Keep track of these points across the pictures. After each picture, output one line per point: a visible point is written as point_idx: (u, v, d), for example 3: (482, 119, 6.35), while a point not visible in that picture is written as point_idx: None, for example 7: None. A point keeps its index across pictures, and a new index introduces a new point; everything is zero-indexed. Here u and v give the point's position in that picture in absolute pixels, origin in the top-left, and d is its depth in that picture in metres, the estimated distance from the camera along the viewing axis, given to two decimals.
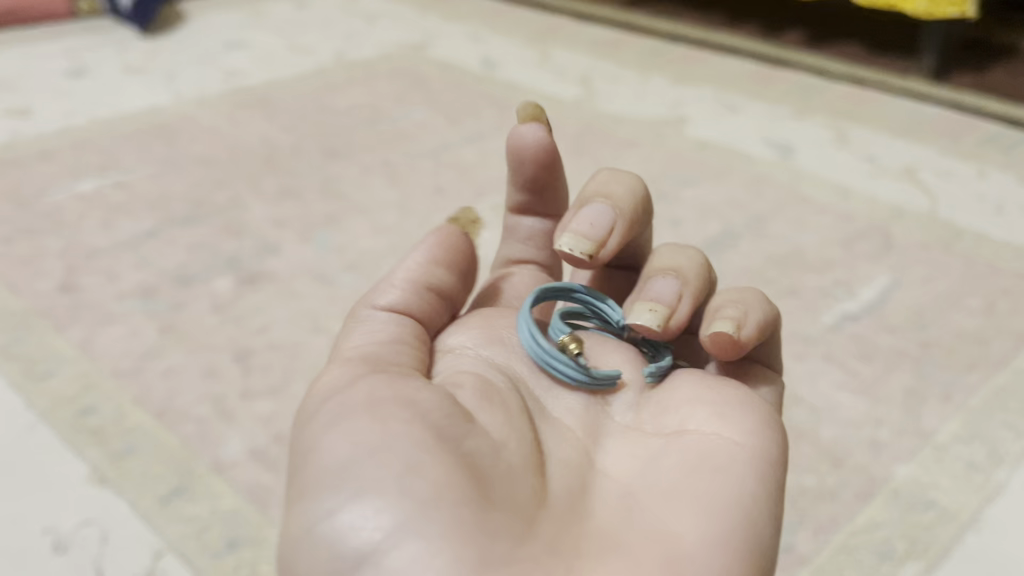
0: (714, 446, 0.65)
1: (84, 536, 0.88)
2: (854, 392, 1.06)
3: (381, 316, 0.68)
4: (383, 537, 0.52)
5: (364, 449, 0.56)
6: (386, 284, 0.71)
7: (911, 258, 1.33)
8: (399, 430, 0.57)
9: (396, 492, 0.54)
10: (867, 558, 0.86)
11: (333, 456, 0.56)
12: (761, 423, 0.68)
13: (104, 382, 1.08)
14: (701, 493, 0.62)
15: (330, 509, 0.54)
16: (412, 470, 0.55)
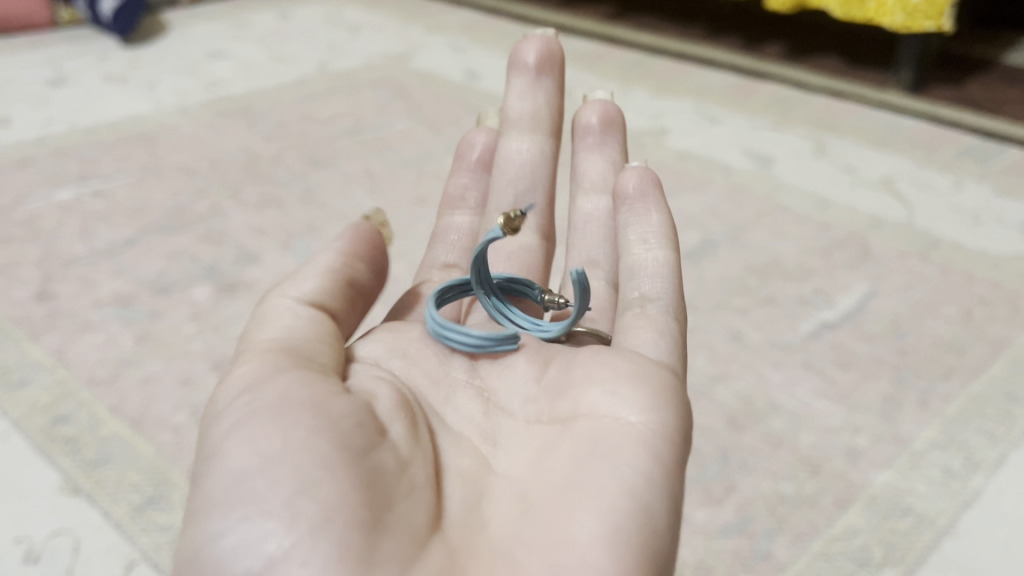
0: (606, 429, 0.62)
1: (57, 546, 0.87)
2: (831, 399, 1.07)
3: (302, 305, 0.70)
4: (267, 563, 0.54)
5: (261, 464, 0.57)
6: (304, 272, 0.73)
7: (889, 266, 1.34)
8: (298, 441, 0.58)
9: (287, 513, 0.55)
10: (845, 565, 0.86)
11: (230, 468, 0.57)
12: (654, 393, 0.64)
13: (79, 390, 1.06)
14: (585, 483, 0.59)
15: (216, 528, 0.56)
16: (306, 489, 0.56)
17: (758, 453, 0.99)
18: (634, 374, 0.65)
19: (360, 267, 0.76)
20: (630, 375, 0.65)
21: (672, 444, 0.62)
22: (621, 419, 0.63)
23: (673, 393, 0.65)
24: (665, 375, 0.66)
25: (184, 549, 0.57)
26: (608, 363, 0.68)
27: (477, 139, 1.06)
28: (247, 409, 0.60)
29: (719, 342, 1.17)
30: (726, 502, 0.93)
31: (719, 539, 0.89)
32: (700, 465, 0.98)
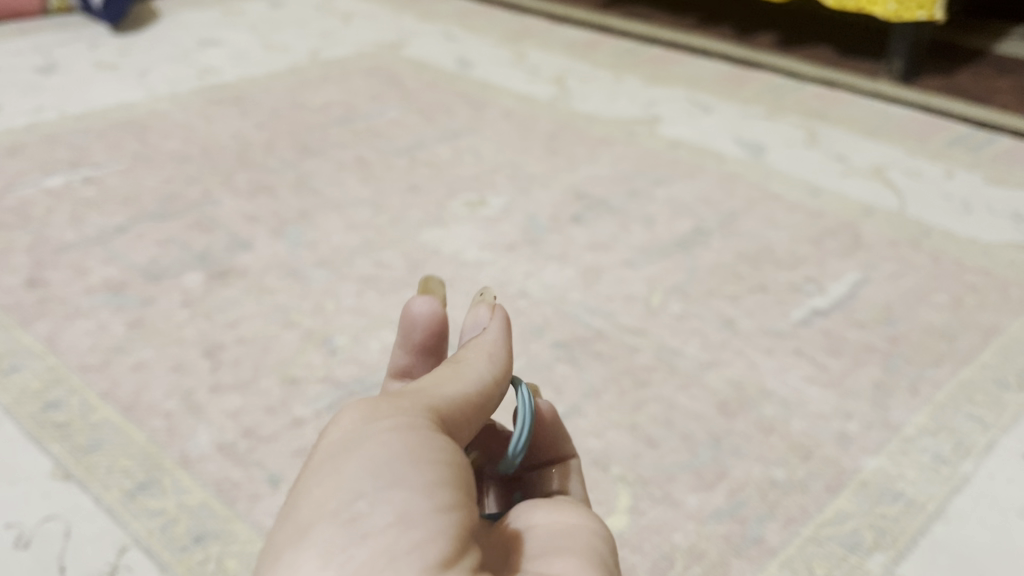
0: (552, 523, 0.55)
1: (48, 531, 0.86)
2: (822, 386, 1.07)
3: (482, 377, 0.58)
4: (395, 528, 0.44)
5: (412, 450, 0.47)
6: (491, 351, 0.61)
7: (880, 255, 1.34)
8: (451, 456, 0.49)
9: (425, 493, 0.45)
10: (837, 549, 0.86)
11: (382, 447, 0.47)
12: (580, 504, 0.58)
13: (71, 376, 1.06)
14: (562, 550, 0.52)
15: (349, 489, 0.45)
16: (444, 486, 0.46)
17: (750, 440, 0.99)
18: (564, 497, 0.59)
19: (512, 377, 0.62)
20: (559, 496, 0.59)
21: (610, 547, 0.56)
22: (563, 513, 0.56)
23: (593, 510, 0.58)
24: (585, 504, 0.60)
25: (307, 512, 0.45)
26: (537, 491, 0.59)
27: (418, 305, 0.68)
28: (399, 415, 0.50)
29: (711, 330, 1.17)
30: (717, 487, 0.93)
31: (711, 524, 0.89)
32: (692, 451, 0.98)
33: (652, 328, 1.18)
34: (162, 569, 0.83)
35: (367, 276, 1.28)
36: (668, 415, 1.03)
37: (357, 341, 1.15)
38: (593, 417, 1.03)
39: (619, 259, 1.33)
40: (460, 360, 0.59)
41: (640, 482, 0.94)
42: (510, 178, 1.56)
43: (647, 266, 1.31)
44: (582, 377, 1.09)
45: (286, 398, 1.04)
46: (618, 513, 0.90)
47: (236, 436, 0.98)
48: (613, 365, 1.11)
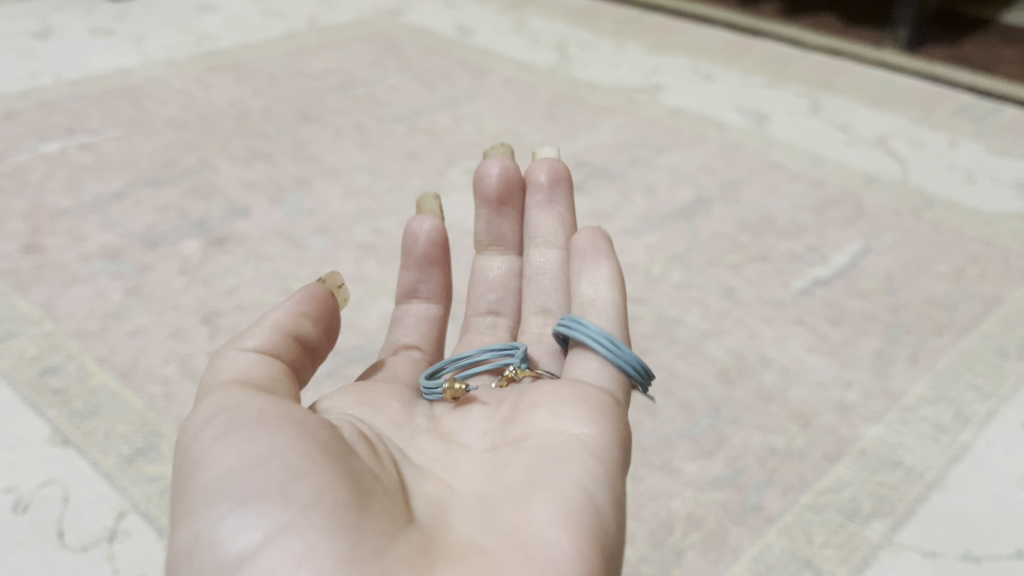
0: (551, 438, 0.59)
1: (46, 495, 0.86)
2: (823, 355, 1.07)
3: (256, 359, 0.62)
4: (263, 541, 0.49)
5: (252, 456, 0.52)
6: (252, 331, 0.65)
7: (882, 225, 1.33)
8: (287, 440, 0.53)
9: (280, 494, 0.50)
10: (835, 517, 0.86)
11: (226, 462, 0.52)
12: (593, 409, 0.62)
13: (68, 342, 1.06)
14: (540, 473, 0.56)
15: (215, 515, 0.50)
16: (298, 477, 0.51)
17: (749, 407, 0.99)
18: (580, 394, 0.63)
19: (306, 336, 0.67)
20: (572, 396, 0.63)
21: (612, 451, 0.59)
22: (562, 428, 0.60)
23: (604, 410, 0.62)
24: (602, 398, 0.64)
25: (181, 552, 0.51)
26: (557, 392, 0.64)
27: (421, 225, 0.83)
28: (227, 422, 0.54)
29: (712, 298, 1.17)
30: (716, 454, 0.93)
31: (710, 491, 0.89)
32: (691, 419, 0.98)
33: (652, 296, 1.17)
34: (160, 534, 0.83)
35: (366, 244, 1.27)
36: (667, 383, 1.03)
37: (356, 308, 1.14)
38: None
39: (619, 228, 1.32)
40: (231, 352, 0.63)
41: (639, 450, 0.94)
42: (510, 146, 1.55)
43: (647, 235, 1.30)
44: None
45: None
46: None
47: None
48: None
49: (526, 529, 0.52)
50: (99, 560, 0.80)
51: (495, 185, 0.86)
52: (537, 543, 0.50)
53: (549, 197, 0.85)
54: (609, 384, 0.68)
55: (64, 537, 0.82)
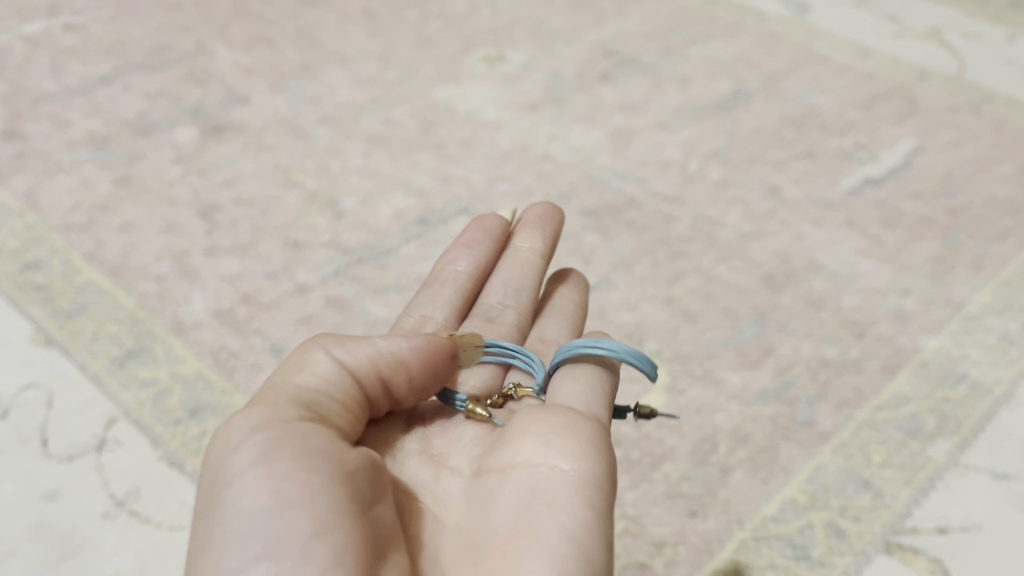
0: (538, 487, 0.47)
1: (28, 400, 0.78)
2: (876, 260, 0.98)
3: (336, 372, 0.53)
4: None
5: (278, 498, 0.42)
6: (347, 339, 0.55)
7: (938, 121, 1.22)
8: (320, 485, 0.43)
9: (301, 553, 0.41)
10: (895, 434, 0.79)
11: (255, 500, 0.42)
12: (581, 439, 0.48)
13: (52, 236, 0.97)
14: (529, 542, 0.44)
15: (231, 561, 0.41)
16: (322, 530, 0.42)
17: (798, 315, 0.91)
18: (566, 421, 0.49)
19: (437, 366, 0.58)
20: (560, 423, 0.49)
21: (608, 503, 0.46)
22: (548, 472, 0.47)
23: (596, 437, 0.49)
24: (594, 424, 0.50)
25: None
26: (544, 414, 0.50)
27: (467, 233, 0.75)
28: (264, 446, 0.45)
29: (754, 198, 1.07)
30: (763, 365, 0.85)
31: (757, 405, 0.81)
32: (735, 326, 0.89)
33: (689, 195, 1.07)
34: (154, 444, 0.75)
35: (375, 136, 1.17)
36: (707, 288, 0.94)
37: (366, 204, 1.05)
38: (625, 289, 0.94)
39: (651, 122, 1.21)
40: (315, 351, 0.54)
41: (678, 359, 0.86)
42: (531, 33, 1.42)
43: (682, 130, 1.19)
44: (612, 248, 0.99)
45: (288, 263, 0.95)
46: (654, 392, 0.82)
47: (234, 303, 0.89)
48: (647, 235, 1.01)
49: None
50: (87, 471, 0.72)
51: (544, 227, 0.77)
52: None
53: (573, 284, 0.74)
54: (595, 407, 0.54)
55: (48, 445, 0.74)
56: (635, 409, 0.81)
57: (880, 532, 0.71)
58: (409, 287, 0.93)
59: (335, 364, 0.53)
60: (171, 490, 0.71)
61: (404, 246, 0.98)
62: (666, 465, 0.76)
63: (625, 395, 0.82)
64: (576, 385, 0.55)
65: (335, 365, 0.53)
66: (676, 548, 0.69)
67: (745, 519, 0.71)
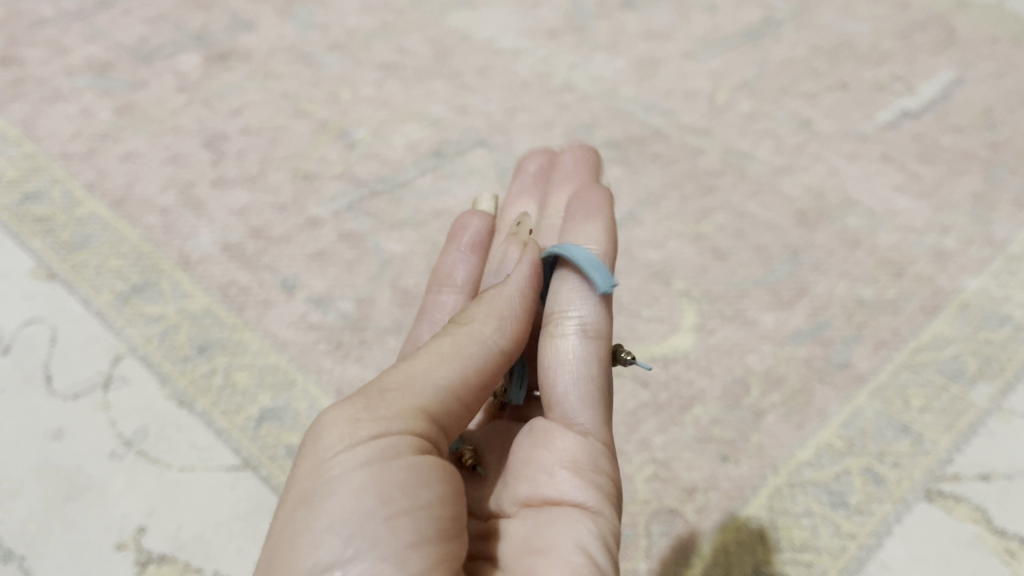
0: (545, 520, 0.44)
1: (30, 335, 0.75)
2: (914, 196, 0.93)
3: (484, 361, 0.46)
4: None
5: (385, 503, 0.38)
6: (490, 310, 0.48)
7: (977, 52, 1.16)
8: (428, 501, 0.39)
9: (396, 561, 0.37)
10: (935, 378, 0.75)
11: (361, 502, 0.38)
12: (576, 465, 0.46)
13: (51, 165, 0.93)
14: (539, 569, 0.42)
15: (325, 555, 0.37)
16: (421, 542, 0.38)
17: (832, 253, 0.87)
18: (562, 441, 0.47)
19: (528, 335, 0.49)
20: (556, 445, 0.47)
21: (611, 527, 0.45)
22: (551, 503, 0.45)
23: (594, 447, 0.47)
24: (597, 437, 0.48)
25: None
26: (539, 437, 0.48)
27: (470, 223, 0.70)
28: (385, 453, 0.39)
29: (786, 131, 1.02)
30: (797, 305, 0.81)
31: (791, 347, 0.77)
32: (766, 265, 0.85)
33: (717, 127, 1.02)
34: (162, 382, 0.72)
35: (388, 64, 1.12)
36: (737, 225, 0.90)
37: (379, 135, 1.00)
38: (652, 225, 0.90)
39: (676, 51, 1.15)
40: (472, 334, 0.46)
41: (708, 299, 0.82)
42: None
43: (709, 59, 1.14)
44: (637, 182, 0.95)
45: (299, 195, 0.91)
46: (682, 332, 0.79)
47: (243, 236, 0.86)
48: (674, 169, 0.96)
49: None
50: (93, 410, 0.69)
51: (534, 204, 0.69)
52: None
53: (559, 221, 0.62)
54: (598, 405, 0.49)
55: (51, 382, 0.71)
56: (663, 350, 0.77)
57: (921, 479, 0.67)
58: (426, 221, 0.88)
59: (485, 350, 0.46)
60: (180, 431, 0.68)
61: (419, 179, 0.94)
62: (696, 408, 0.72)
63: (652, 335, 0.79)
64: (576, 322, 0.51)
65: (484, 347, 0.46)
66: (707, 494, 0.67)
67: (779, 465, 0.68)
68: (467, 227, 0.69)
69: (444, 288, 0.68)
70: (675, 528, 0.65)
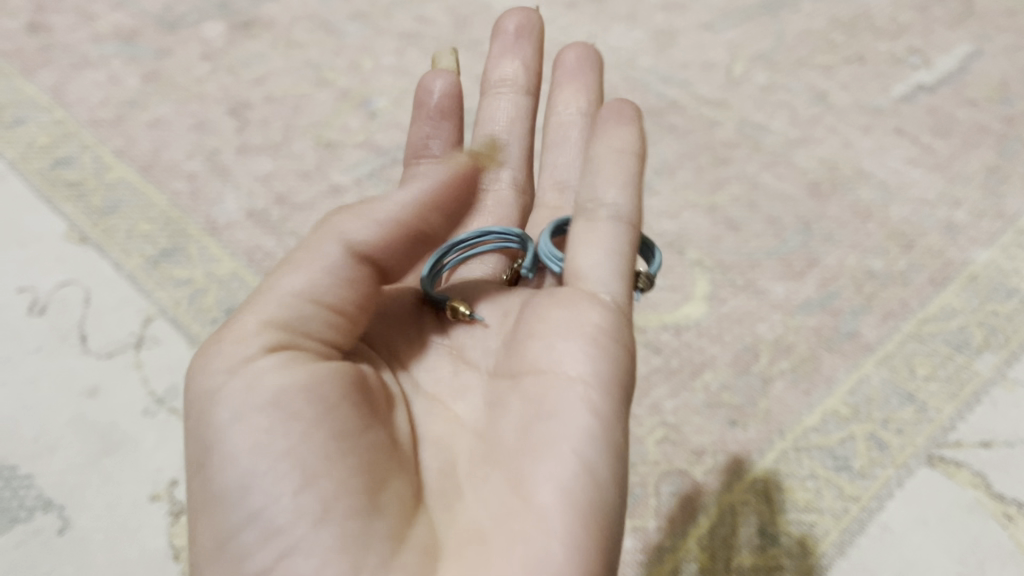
0: (549, 392, 0.43)
1: (66, 296, 0.78)
2: (927, 169, 0.94)
3: (347, 259, 0.45)
4: (280, 556, 0.38)
5: (255, 458, 0.39)
6: (358, 209, 0.47)
7: (995, 25, 1.16)
8: (311, 432, 0.40)
9: (294, 509, 0.38)
10: (941, 348, 0.77)
11: (251, 446, 0.39)
12: (588, 338, 0.44)
13: (81, 131, 0.95)
14: (537, 453, 0.41)
15: (232, 520, 0.39)
16: (311, 477, 0.39)
17: (843, 225, 0.88)
18: (584, 303, 0.46)
19: (411, 230, 0.48)
20: (578, 306, 0.46)
21: (620, 403, 0.43)
22: (557, 374, 0.43)
23: (613, 320, 0.45)
24: (613, 308, 0.46)
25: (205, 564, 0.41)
26: (555, 302, 0.47)
27: (436, 83, 0.67)
28: (282, 387, 0.40)
29: (802, 104, 1.03)
30: (808, 276, 0.83)
31: (800, 316, 0.79)
32: (779, 237, 0.87)
33: (734, 99, 1.04)
34: (191, 342, 0.75)
35: (408, 33, 1.13)
36: (751, 196, 0.91)
37: (399, 104, 1.02)
38: (667, 196, 0.91)
39: (695, 23, 1.16)
40: (316, 237, 0.45)
41: (720, 269, 0.84)
42: None
43: (727, 30, 1.15)
44: (652, 153, 0.96)
45: (321, 163, 0.93)
46: (694, 301, 0.81)
47: (268, 202, 0.88)
48: (690, 140, 0.98)
49: (529, 536, 0.38)
50: (127, 369, 0.72)
51: (511, 38, 0.72)
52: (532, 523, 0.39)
53: (574, 75, 0.71)
54: (612, 286, 0.47)
55: (87, 342, 0.74)
56: (675, 319, 0.79)
57: (923, 445, 0.70)
58: None
59: (345, 249, 0.45)
60: None
61: None
62: (706, 374, 0.75)
63: (665, 304, 0.81)
64: (607, 176, 0.50)
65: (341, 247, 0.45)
66: (716, 456, 0.69)
67: (787, 430, 0.71)
68: (430, 89, 0.67)
69: (422, 158, 0.67)
70: (683, 488, 0.67)
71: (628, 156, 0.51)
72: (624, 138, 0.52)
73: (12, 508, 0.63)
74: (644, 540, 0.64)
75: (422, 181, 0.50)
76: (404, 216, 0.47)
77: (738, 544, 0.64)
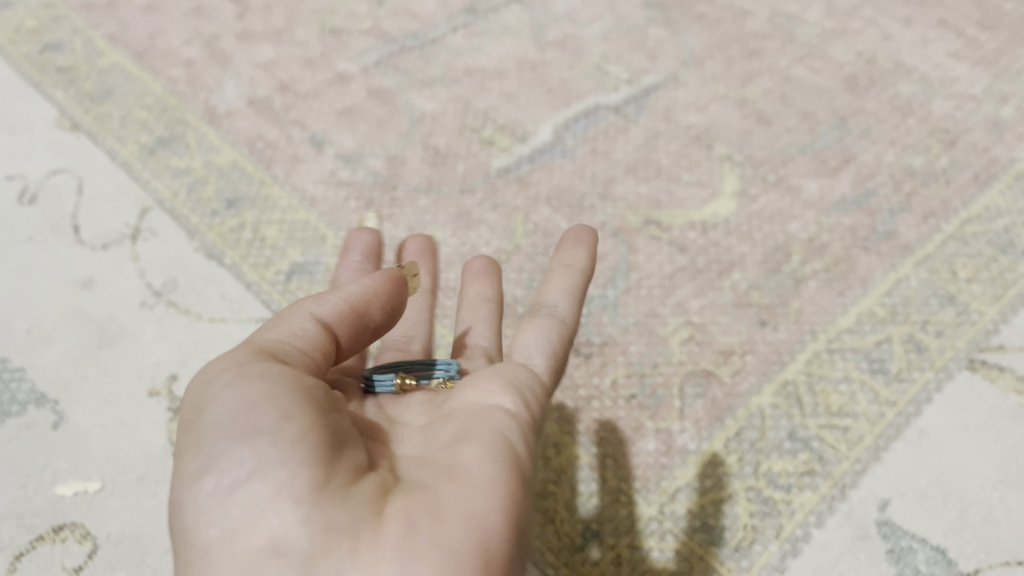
0: (473, 407, 0.40)
1: (58, 185, 0.73)
2: (973, 63, 0.88)
3: (313, 335, 0.40)
4: (252, 480, 0.34)
5: (234, 402, 0.35)
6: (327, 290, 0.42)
7: None
8: (288, 387, 0.36)
9: (272, 435, 0.34)
10: (985, 249, 0.72)
11: (230, 399, 0.35)
12: (508, 380, 0.41)
13: (72, 15, 0.89)
14: (454, 445, 0.37)
15: (207, 454, 0.35)
16: (287, 418, 0.34)
17: (882, 120, 0.83)
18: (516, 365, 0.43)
19: (366, 326, 0.43)
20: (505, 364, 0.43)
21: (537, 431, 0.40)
22: (479, 402, 0.40)
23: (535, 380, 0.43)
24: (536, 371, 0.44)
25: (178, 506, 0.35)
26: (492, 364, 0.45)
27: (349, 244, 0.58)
28: (272, 365, 0.37)
29: None
30: (843, 173, 0.78)
31: (835, 215, 0.75)
32: (813, 131, 0.82)
33: None
34: (190, 235, 0.70)
35: None
36: (784, 89, 0.86)
37: None
38: (694, 87, 0.86)
39: None
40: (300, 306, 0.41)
41: (751, 164, 0.79)
42: None
43: None
44: (679, 43, 0.90)
45: (327, 51, 0.87)
46: (722, 197, 0.76)
47: (270, 91, 0.83)
48: (719, 31, 0.92)
49: (469, 478, 0.34)
50: (123, 261, 0.68)
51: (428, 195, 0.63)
52: (451, 482, 0.34)
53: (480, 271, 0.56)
54: (544, 359, 0.47)
55: (80, 232, 0.70)
56: (702, 215, 0.75)
57: (964, 349, 0.66)
58: (458, 78, 0.85)
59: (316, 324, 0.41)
60: (210, 283, 0.67)
61: (451, 36, 0.90)
62: (735, 274, 0.71)
63: (692, 199, 0.76)
64: (553, 284, 0.53)
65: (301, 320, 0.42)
66: (744, 358, 0.65)
67: (820, 331, 0.67)
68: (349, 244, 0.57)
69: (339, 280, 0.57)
70: (710, 390, 0.63)
71: (575, 271, 0.53)
72: (576, 257, 0.54)
73: (2, 402, 0.60)
74: (667, 442, 0.60)
75: (382, 274, 0.44)
76: (358, 302, 0.42)
77: (768, 446, 0.60)
